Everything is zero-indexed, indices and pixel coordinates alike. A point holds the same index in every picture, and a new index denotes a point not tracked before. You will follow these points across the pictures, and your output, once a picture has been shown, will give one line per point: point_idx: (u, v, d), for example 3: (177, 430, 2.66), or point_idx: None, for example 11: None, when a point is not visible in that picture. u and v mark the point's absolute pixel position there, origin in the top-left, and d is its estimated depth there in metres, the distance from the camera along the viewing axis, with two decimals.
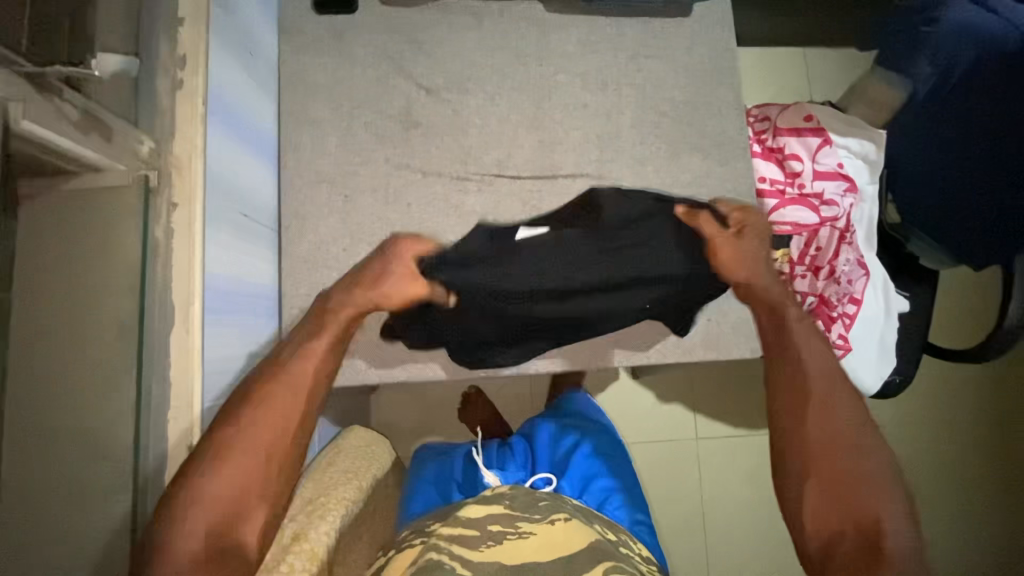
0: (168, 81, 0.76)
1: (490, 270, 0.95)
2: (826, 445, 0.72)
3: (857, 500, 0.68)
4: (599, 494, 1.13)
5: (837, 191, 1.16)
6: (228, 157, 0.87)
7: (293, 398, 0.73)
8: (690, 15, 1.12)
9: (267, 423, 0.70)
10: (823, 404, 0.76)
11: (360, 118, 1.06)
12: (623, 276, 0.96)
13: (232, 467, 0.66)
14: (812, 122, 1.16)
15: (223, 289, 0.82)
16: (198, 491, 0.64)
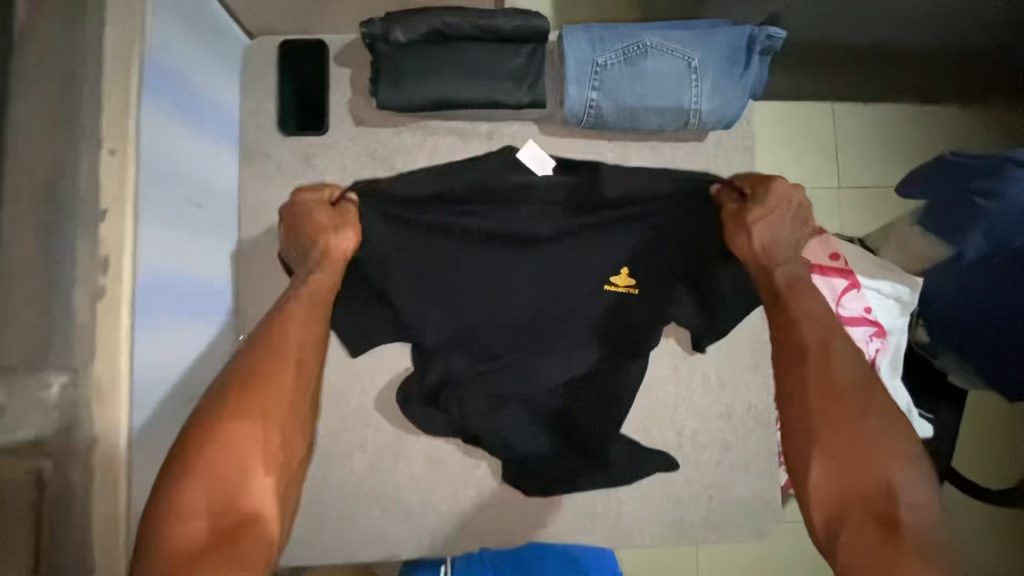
0: (88, 290, 0.64)
1: (448, 241, 0.88)
2: (821, 417, 0.68)
3: (857, 467, 0.64)
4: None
5: (863, 337, 1.03)
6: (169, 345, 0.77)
7: (284, 371, 0.71)
8: (707, 138, 0.99)
9: (263, 396, 0.68)
10: (822, 370, 0.71)
11: None
12: (591, 258, 0.89)
13: (230, 432, 0.64)
14: (838, 261, 1.03)
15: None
16: (201, 470, 0.62)
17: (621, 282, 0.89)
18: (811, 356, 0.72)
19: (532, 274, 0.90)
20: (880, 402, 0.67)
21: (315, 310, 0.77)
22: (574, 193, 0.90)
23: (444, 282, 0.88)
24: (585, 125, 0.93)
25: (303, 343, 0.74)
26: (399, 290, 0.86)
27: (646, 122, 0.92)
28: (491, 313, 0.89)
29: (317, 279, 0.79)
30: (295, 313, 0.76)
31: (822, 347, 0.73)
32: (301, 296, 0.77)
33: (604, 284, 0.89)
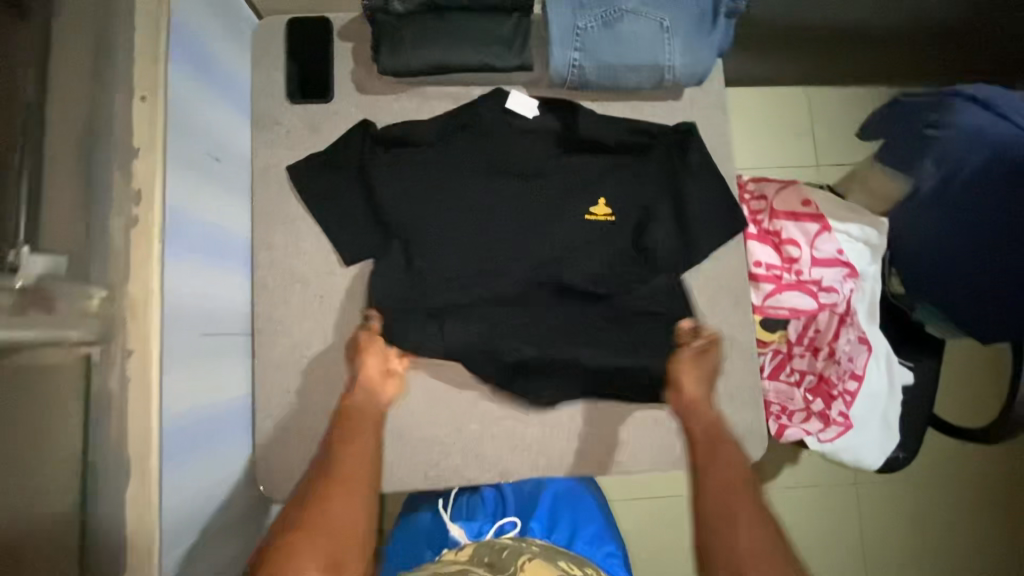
0: (122, 219, 0.72)
1: (451, 174, 1.04)
2: (745, 548, 0.75)
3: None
4: (569, 529, 1.17)
5: (837, 277, 1.11)
6: (192, 282, 0.83)
7: (343, 491, 0.82)
8: (682, 97, 1.08)
9: (326, 497, 0.81)
10: (745, 515, 0.78)
11: (334, 214, 1.02)
12: (573, 190, 1.05)
13: (294, 543, 0.75)
14: (810, 207, 1.11)
15: (189, 424, 0.80)
16: (291, 543, 0.75)
17: (600, 211, 1.04)
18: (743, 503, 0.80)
19: (524, 207, 1.04)
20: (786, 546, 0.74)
21: (368, 428, 0.91)
22: (560, 136, 1.06)
23: (444, 206, 1.03)
24: (570, 85, 1.02)
25: (357, 463, 0.86)
26: (413, 213, 1.02)
27: (625, 79, 1.01)
28: (486, 241, 1.03)
29: (357, 398, 0.93)
30: (348, 424, 0.90)
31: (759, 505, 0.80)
32: (357, 425, 0.90)
33: (582, 213, 1.04)
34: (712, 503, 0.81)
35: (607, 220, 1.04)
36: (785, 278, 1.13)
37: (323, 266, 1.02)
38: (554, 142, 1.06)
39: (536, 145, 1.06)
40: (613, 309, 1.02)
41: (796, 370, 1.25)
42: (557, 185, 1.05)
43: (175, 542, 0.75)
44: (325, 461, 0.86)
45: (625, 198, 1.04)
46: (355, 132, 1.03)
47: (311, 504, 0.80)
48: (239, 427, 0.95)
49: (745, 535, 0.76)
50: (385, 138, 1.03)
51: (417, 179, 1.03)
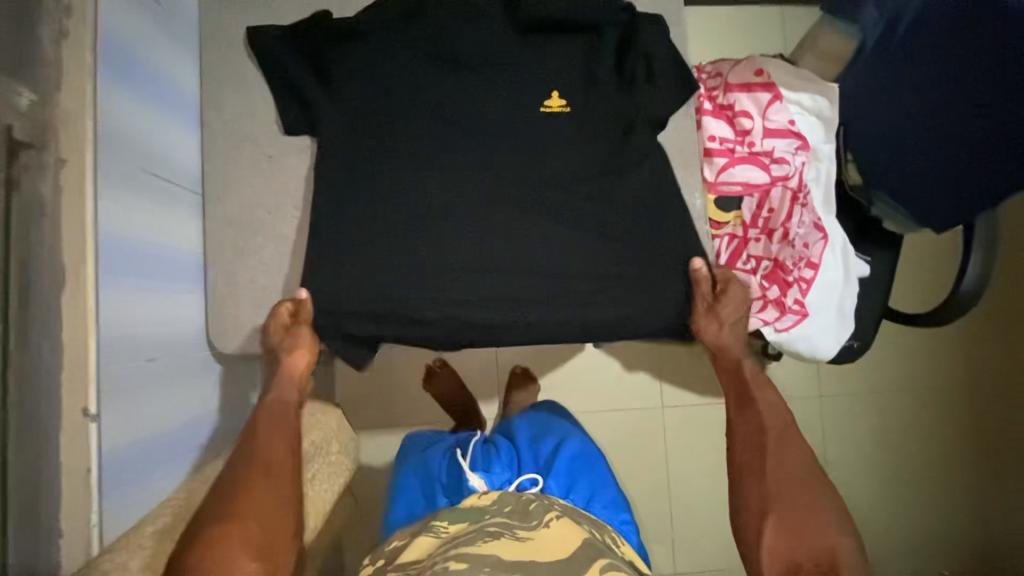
0: (54, 30, 0.72)
1: (398, 44, 1.02)
2: (776, 492, 0.86)
3: (821, 522, 0.82)
4: (586, 491, 1.14)
5: (789, 148, 1.13)
6: (130, 116, 0.83)
7: (258, 472, 0.82)
8: None
9: (254, 464, 0.83)
10: (774, 462, 0.90)
11: (275, 76, 1.00)
12: (523, 58, 1.04)
13: (218, 530, 0.72)
14: (762, 77, 1.12)
15: (122, 252, 0.79)
16: (214, 535, 0.71)
17: (555, 104, 1.04)
18: (768, 457, 0.91)
19: (473, 75, 1.03)
20: (805, 494, 0.85)
21: (280, 415, 0.92)
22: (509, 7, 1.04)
23: (393, 78, 1.02)
24: None
25: (275, 444, 0.86)
26: (363, 85, 1.00)
27: None
28: (437, 107, 1.02)
29: (277, 394, 0.94)
30: (268, 412, 0.91)
31: (763, 454, 0.92)
32: (263, 416, 0.90)
33: (540, 107, 1.04)
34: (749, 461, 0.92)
35: (563, 111, 1.04)
36: (739, 150, 1.14)
37: (268, 129, 1.01)
38: (505, 20, 1.04)
39: (484, 16, 1.04)
40: (564, 174, 1.03)
41: (752, 255, 1.24)
42: (512, 56, 1.04)
43: (116, 360, 0.75)
44: (240, 452, 0.84)
45: (580, 70, 1.05)
46: (315, 18, 1.00)
47: (234, 493, 0.78)
48: (187, 278, 0.96)
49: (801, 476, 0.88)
50: (340, 27, 1.00)
51: (360, 45, 1.01)
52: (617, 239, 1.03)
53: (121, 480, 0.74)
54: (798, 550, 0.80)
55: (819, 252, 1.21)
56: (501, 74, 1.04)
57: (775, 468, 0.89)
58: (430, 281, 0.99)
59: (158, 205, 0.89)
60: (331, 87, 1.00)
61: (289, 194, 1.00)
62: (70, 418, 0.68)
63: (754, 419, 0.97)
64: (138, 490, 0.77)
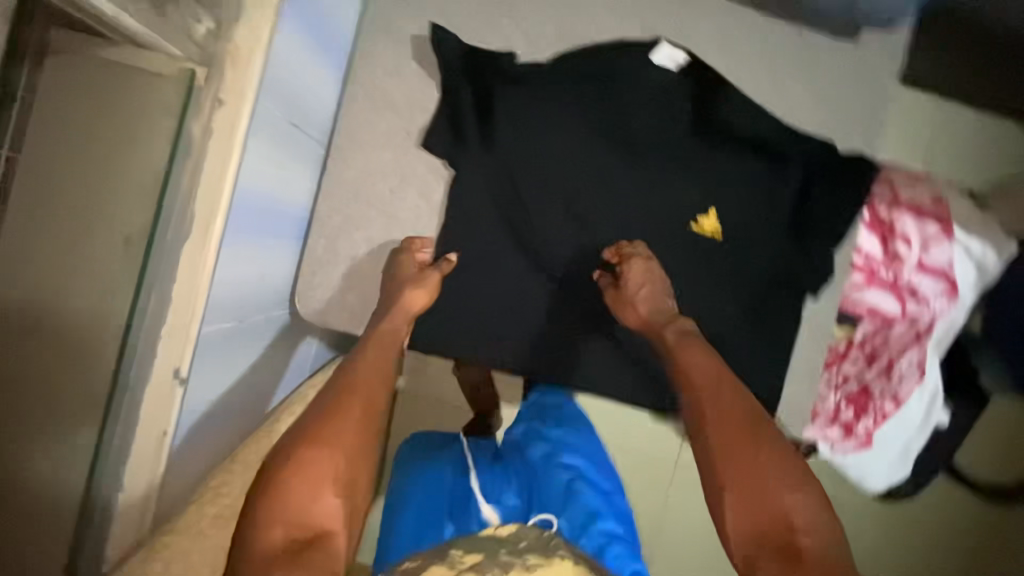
0: None
1: (571, 92, 0.91)
2: (726, 450, 0.67)
3: (797, 508, 0.60)
4: (598, 541, 0.77)
5: (934, 290, 1.03)
6: (297, 58, 0.76)
7: (357, 407, 0.71)
8: (858, 42, 0.94)
9: (341, 417, 0.69)
10: (733, 438, 0.68)
11: (440, 60, 0.90)
12: (701, 116, 0.93)
13: (308, 455, 0.63)
14: (939, 207, 1.02)
15: (252, 209, 0.73)
16: (306, 459, 0.63)
17: (707, 225, 0.93)
18: (730, 436, 0.68)
19: (644, 110, 0.92)
20: (769, 445, 0.66)
21: (382, 353, 0.80)
22: (701, 88, 0.92)
23: (558, 97, 0.91)
24: None
25: (376, 383, 0.76)
26: (523, 125, 0.91)
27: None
28: (597, 135, 0.92)
29: (384, 322, 0.84)
30: (371, 346, 0.81)
31: (722, 430, 0.69)
32: (372, 353, 0.80)
33: (688, 222, 0.93)
34: (714, 419, 0.71)
35: (712, 236, 0.93)
36: (880, 275, 1.05)
37: (413, 102, 0.91)
38: (687, 107, 0.92)
39: (672, 95, 0.92)
40: (702, 248, 0.93)
41: (842, 373, 1.15)
42: (687, 149, 0.93)
43: (219, 316, 0.71)
44: (342, 377, 0.75)
45: (756, 162, 0.92)
46: (497, 59, 0.91)
47: (326, 420, 0.68)
48: (294, 233, 0.89)
49: (769, 457, 0.65)
50: (517, 74, 0.90)
51: (532, 84, 0.91)
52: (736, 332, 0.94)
53: (192, 443, 0.71)
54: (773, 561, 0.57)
55: (909, 391, 1.13)
56: (672, 121, 0.93)
57: (724, 448, 0.67)
58: (523, 315, 0.95)
59: (291, 156, 0.81)
60: (487, 82, 0.90)
61: (415, 177, 0.92)
62: (161, 378, 0.63)
63: (687, 385, 0.76)
64: (208, 450, 0.75)
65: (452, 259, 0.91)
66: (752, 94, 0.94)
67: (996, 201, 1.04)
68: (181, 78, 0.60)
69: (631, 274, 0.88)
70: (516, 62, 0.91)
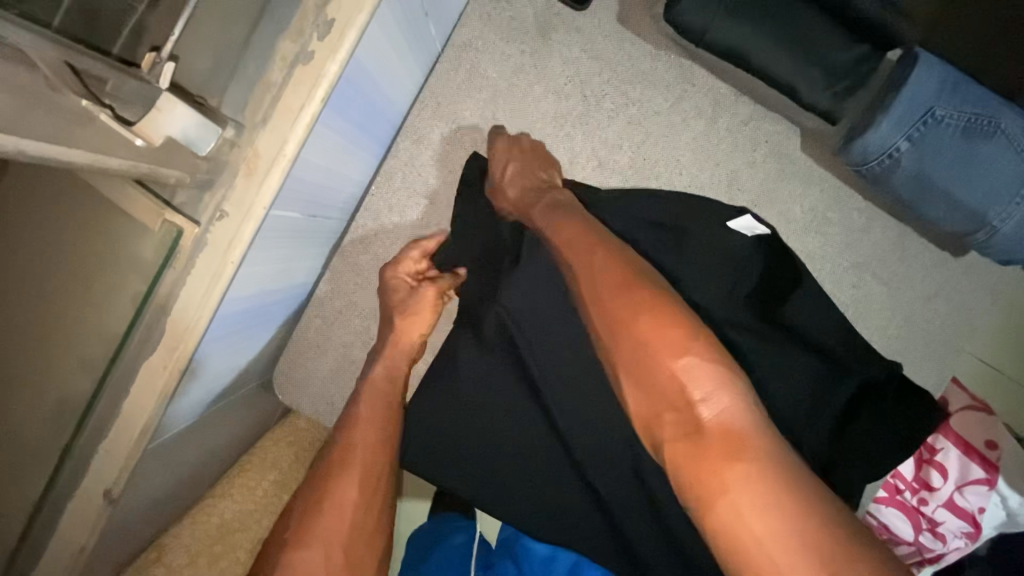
0: (296, 48, 0.52)
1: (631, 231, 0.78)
2: (610, 331, 0.61)
3: (695, 375, 0.54)
4: None
5: (955, 530, 0.92)
6: (327, 154, 0.64)
7: (349, 486, 0.71)
8: (961, 259, 0.83)
9: (335, 503, 0.70)
10: (621, 314, 0.60)
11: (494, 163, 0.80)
12: (770, 296, 0.80)
13: (296, 558, 0.66)
14: (992, 452, 0.90)
15: (234, 313, 0.61)
16: (296, 563, 0.65)
17: None
18: (618, 329, 0.60)
19: (712, 269, 0.78)
20: (655, 309, 0.59)
21: (379, 408, 0.78)
22: (772, 265, 0.80)
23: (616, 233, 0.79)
24: (860, 170, 0.76)
25: (374, 451, 0.74)
26: None
27: (927, 207, 0.75)
28: None
29: (379, 370, 0.81)
30: (367, 408, 0.77)
31: (616, 305, 0.61)
32: (361, 425, 0.76)
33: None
34: (599, 300, 0.63)
35: None
36: (901, 494, 0.95)
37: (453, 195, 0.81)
38: (752, 280, 0.79)
39: (746, 264, 0.79)
40: None
41: None
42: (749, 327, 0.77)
43: (176, 427, 0.63)
44: (336, 454, 0.74)
45: (821, 363, 0.78)
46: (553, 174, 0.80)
47: (316, 510, 0.69)
48: (282, 313, 0.78)
49: (656, 325, 0.58)
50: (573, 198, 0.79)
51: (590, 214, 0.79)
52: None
53: (121, 541, 0.65)
54: (689, 465, 0.52)
55: None
56: (732, 289, 0.78)
57: (621, 332, 0.60)
58: (510, 474, 0.76)
59: (298, 242, 0.70)
60: None
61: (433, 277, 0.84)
62: (88, 497, 0.55)
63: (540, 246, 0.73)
64: (140, 537, 0.70)
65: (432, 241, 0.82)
66: (828, 289, 0.83)
67: None
68: (163, 232, 0.51)
69: (496, 161, 0.78)
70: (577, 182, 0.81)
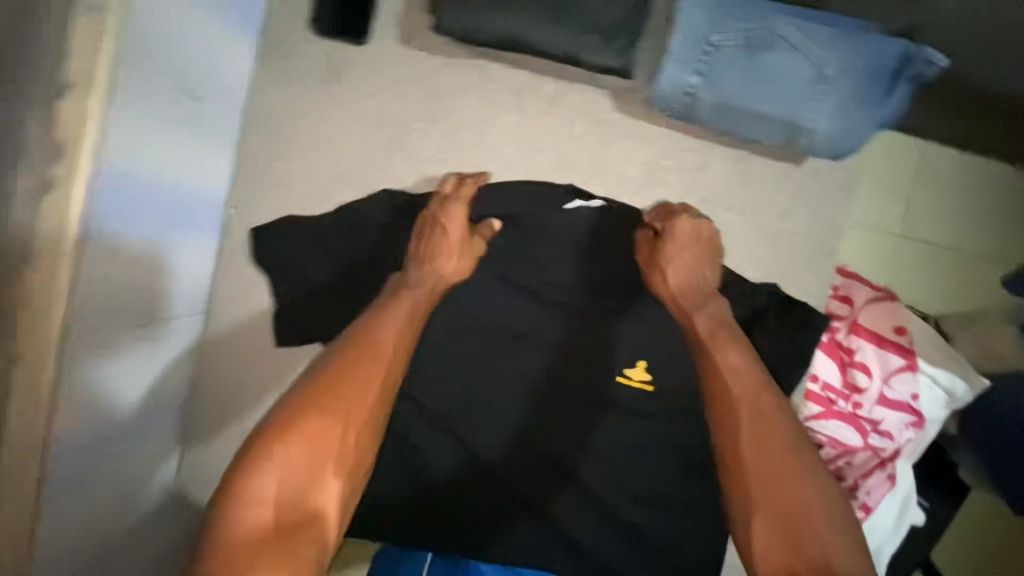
0: (32, 180, 0.51)
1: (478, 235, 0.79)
2: (757, 455, 0.62)
3: (809, 503, 0.59)
4: None
5: (898, 424, 0.92)
6: (128, 264, 0.62)
7: (371, 379, 0.64)
8: (804, 165, 0.83)
9: (354, 391, 0.63)
10: (771, 443, 0.63)
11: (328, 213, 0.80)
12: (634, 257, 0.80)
13: (312, 430, 0.59)
14: (902, 337, 0.91)
15: (80, 449, 0.59)
16: (306, 431, 0.58)
17: (635, 377, 0.79)
18: (744, 422, 0.65)
19: (562, 249, 0.79)
20: (810, 451, 0.63)
21: (410, 309, 0.71)
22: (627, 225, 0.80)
23: None
24: (672, 113, 0.77)
25: (399, 356, 0.68)
26: None
27: (745, 129, 0.76)
28: (511, 283, 0.80)
29: (418, 285, 0.73)
30: (394, 308, 0.71)
31: (764, 424, 0.64)
32: (398, 309, 0.70)
33: (615, 374, 0.79)
34: (749, 416, 0.65)
35: (642, 388, 0.79)
36: (836, 404, 0.94)
37: (294, 255, 0.78)
38: (609, 246, 0.80)
39: (597, 231, 0.79)
40: (638, 404, 0.79)
41: None
42: (608, 296, 0.80)
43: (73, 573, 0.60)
44: (361, 338, 0.67)
45: None
46: (383, 200, 0.79)
47: (336, 385, 0.63)
48: (157, 424, 0.77)
49: (780, 443, 0.63)
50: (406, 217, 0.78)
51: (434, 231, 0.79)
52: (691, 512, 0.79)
53: None
54: (777, 551, 0.57)
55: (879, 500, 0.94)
56: (591, 266, 0.80)
57: (757, 440, 0.63)
58: (428, 500, 0.79)
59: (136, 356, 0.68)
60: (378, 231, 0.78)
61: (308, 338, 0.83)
62: None
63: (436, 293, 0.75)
64: None
65: (495, 225, 0.78)
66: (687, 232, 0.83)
67: (965, 338, 0.93)
68: None
69: (439, 256, 0.74)
70: (411, 196, 0.79)
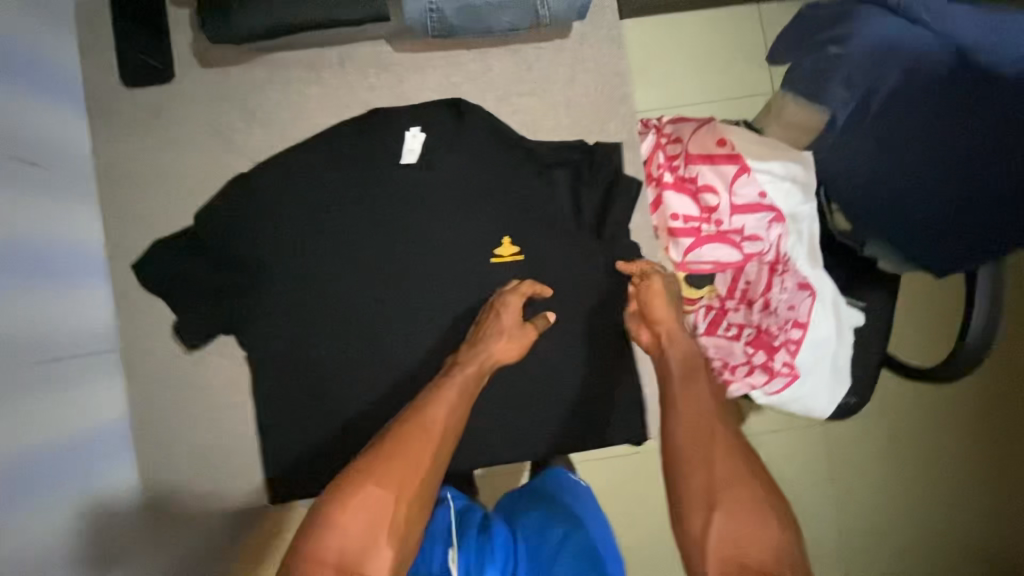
0: None
1: (326, 185, 0.91)
2: (729, 481, 0.70)
3: (752, 536, 0.65)
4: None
5: (760, 224, 0.98)
6: (24, 307, 0.73)
7: (429, 447, 0.74)
8: (569, 36, 0.94)
9: (409, 460, 0.72)
10: (739, 474, 0.71)
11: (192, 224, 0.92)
12: (461, 160, 0.92)
13: (371, 493, 0.68)
14: (725, 147, 0.99)
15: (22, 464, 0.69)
16: (364, 497, 0.67)
17: (505, 253, 0.93)
18: (721, 444, 0.75)
19: (398, 175, 0.92)
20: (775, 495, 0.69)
21: (465, 385, 0.82)
22: (442, 133, 0.92)
23: (312, 200, 0.91)
24: (433, 33, 0.89)
25: (447, 422, 0.78)
26: (290, 246, 0.91)
27: (494, 21, 0.87)
28: (368, 217, 0.92)
29: (466, 370, 0.83)
30: (451, 389, 0.81)
31: (744, 464, 0.73)
32: (450, 387, 0.81)
33: (489, 257, 0.93)
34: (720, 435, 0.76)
35: (514, 260, 0.92)
36: (702, 230, 1.00)
37: (177, 267, 0.90)
38: (437, 157, 0.92)
39: (421, 147, 0.92)
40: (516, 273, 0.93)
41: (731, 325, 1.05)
42: (451, 198, 0.92)
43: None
44: (411, 414, 0.78)
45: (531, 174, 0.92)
46: (234, 193, 0.92)
47: (393, 455, 0.72)
48: (105, 453, 0.86)
49: (742, 472, 0.71)
50: (258, 198, 0.91)
51: (287, 200, 0.91)
52: (576, 361, 0.94)
53: None
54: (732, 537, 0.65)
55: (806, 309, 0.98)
56: (425, 181, 0.92)
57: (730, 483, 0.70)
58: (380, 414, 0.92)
59: (58, 387, 0.78)
60: (241, 218, 0.91)
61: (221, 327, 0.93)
62: None
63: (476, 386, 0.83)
64: None
65: (550, 317, 0.90)
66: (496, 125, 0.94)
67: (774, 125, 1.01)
68: None
69: (482, 354, 0.85)
70: (255, 178, 0.92)
